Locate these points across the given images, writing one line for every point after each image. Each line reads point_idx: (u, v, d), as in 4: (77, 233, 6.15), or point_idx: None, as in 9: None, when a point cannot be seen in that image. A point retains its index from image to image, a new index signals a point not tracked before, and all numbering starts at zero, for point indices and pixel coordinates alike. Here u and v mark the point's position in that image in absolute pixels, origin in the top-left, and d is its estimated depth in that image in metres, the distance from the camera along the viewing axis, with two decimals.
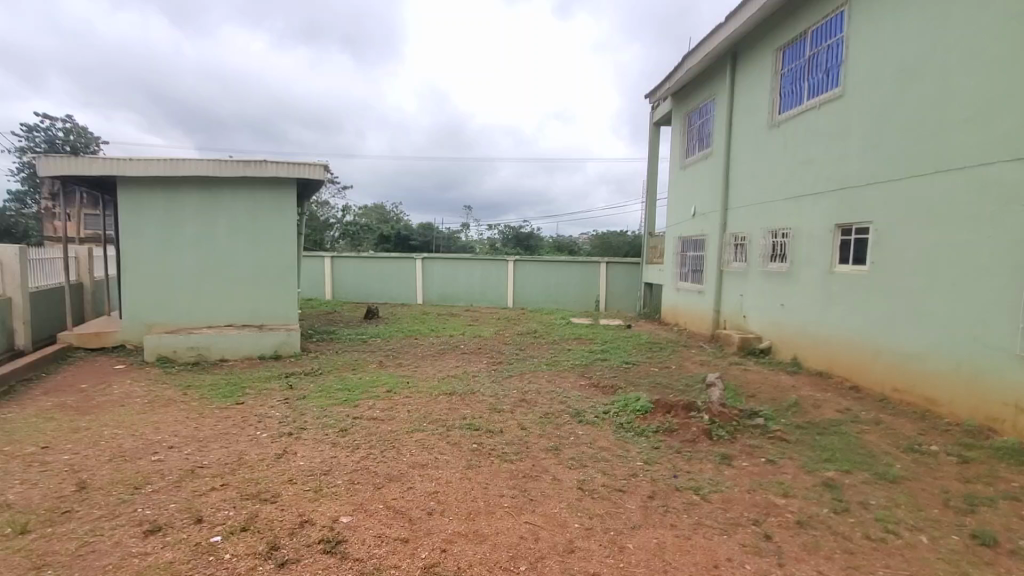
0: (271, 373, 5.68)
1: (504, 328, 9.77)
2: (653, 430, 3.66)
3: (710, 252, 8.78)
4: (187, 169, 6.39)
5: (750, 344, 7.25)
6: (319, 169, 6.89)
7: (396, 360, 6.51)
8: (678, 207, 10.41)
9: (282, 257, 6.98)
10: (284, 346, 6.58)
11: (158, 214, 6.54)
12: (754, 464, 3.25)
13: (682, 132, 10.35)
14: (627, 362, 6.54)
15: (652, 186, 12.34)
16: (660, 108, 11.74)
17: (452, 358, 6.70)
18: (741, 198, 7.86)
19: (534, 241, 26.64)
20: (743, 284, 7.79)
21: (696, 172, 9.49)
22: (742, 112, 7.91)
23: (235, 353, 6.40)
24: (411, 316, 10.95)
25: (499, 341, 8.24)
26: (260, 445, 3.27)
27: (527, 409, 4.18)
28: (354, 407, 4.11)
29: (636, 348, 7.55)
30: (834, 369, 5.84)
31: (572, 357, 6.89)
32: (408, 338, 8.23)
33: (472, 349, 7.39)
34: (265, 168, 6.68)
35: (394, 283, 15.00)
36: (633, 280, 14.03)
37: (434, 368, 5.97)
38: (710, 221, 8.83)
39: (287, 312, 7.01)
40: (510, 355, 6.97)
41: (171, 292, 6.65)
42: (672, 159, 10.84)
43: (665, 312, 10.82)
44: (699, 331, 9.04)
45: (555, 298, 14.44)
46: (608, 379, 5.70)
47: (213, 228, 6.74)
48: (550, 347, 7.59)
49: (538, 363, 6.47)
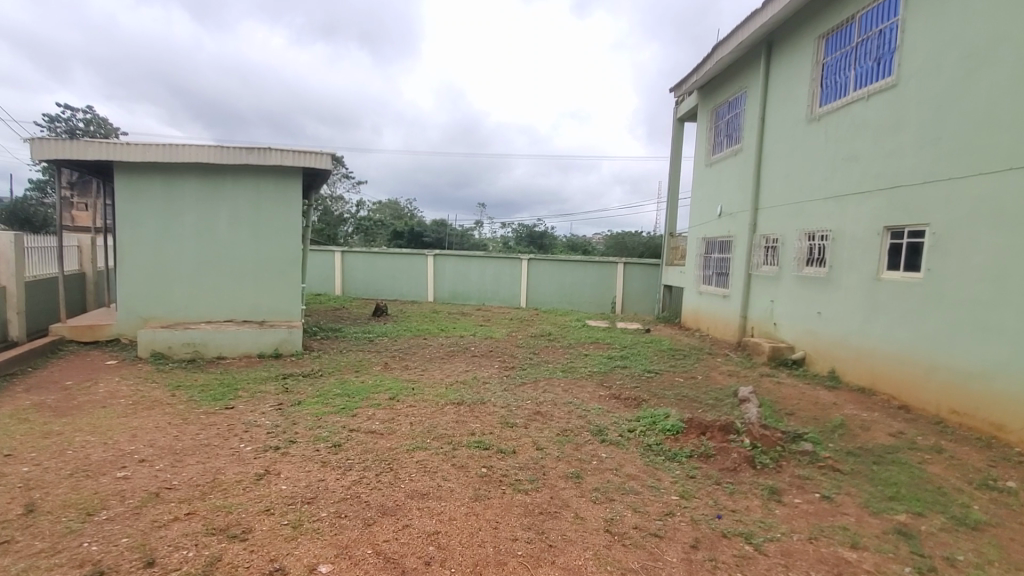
0: (269, 373, 5.32)
1: (517, 329, 9.35)
2: (687, 455, 3.22)
3: (737, 254, 8.29)
4: (188, 156, 6.05)
5: (781, 354, 6.77)
6: (325, 158, 6.53)
7: (402, 362, 6.13)
8: (702, 206, 9.90)
9: (286, 250, 6.65)
10: (285, 344, 6.21)
11: (157, 202, 6.21)
12: (808, 502, 2.80)
13: (708, 127, 9.84)
14: (650, 371, 6.08)
15: (674, 185, 11.83)
16: (684, 102, 11.22)
17: (462, 361, 6.30)
18: (774, 197, 7.36)
19: (548, 240, 26.21)
20: (774, 289, 7.28)
21: (723, 169, 8.99)
22: (777, 105, 7.40)
23: (234, 350, 6.04)
24: (420, 314, 10.58)
25: (511, 343, 7.82)
26: (241, 462, 2.89)
27: (543, 424, 3.76)
28: (352, 417, 3.72)
29: (657, 355, 7.08)
30: (878, 386, 5.35)
31: (589, 363, 6.46)
32: (416, 338, 7.85)
33: (483, 351, 6.99)
34: (269, 156, 6.32)
35: (404, 280, 14.66)
36: (651, 282, 13.53)
37: (442, 372, 5.58)
38: (738, 222, 8.33)
39: (290, 309, 6.70)
40: (523, 360, 6.55)
41: (170, 285, 6.32)
42: (697, 156, 10.33)
43: (686, 316, 10.33)
44: (724, 337, 8.56)
45: (570, 299, 13.98)
46: (629, 390, 5.26)
47: (214, 219, 6.42)
48: (566, 352, 7.14)
49: (554, 369, 6.05)
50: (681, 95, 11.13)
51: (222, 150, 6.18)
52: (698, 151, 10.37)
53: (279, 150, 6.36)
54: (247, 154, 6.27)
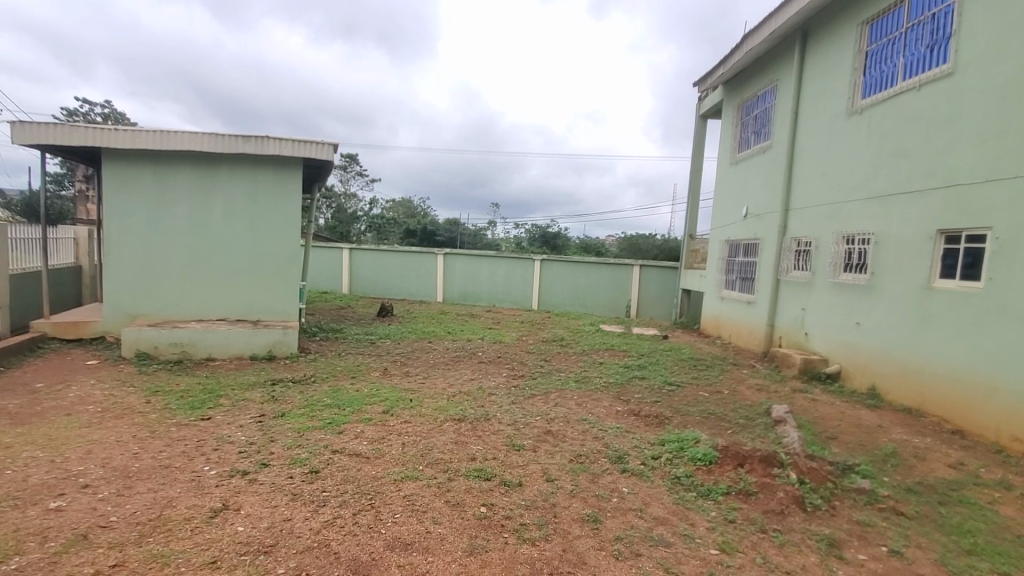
0: (257, 378, 4.91)
1: (527, 333, 8.89)
2: (723, 492, 2.74)
3: (765, 257, 7.76)
4: (179, 143, 5.67)
5: (813, 368, 6.23)
6: (327, 149, 6.14)
7: (404, 369, 5.69)
8: (726, 207, 9.36)
9: (283, 245, 6.26)
10: (279, 346, 5.82)
11: (147, 193, 5.85)
12: (875, 560, 2.29)
13: (734, 123, 9.30)
14: (671, 383, 5.58)
15: (696, 184, 11.29)
16: (708, 98, 10.68)
17: (468, 368, 5.85)
18: (808, 197, 6.83)
19: (562, 241, 25.70)
20: (806, 296, 6.74)
21: (750, 167, 8.45)
22: (813, 98, 6.87)
23: (224, 352, 5.66)
24: (428, 315, 10.16)
25: (521, 349, 7.36)
26: (199, 491, 2.47)
27: (555, 447, 3.29)
28: (338, 434, 3.29)
29: (678, 365, 6.58)
30: (927, 407, 4.80)
31: (604, 372, 5.97)
32: (421, 341, 7.40)
33: (491, 357, 6.54)
34: (267, 145, 5.93)
35: (413, 279, 14.28)
36: (669, 286, 12.98)
37: (445, 381, 5.13)
38: (766, 224, 7.80)
39: (287, 308, 6.32)
40: (533, 368, 6.08)
41: (159, 281, 5.96)
42: (722, 154, 9.80)
43: (707, 323, 9.79)
44: (748, 346, 8.02)
45: (583, 302, 13.48)
46: (650, 405, 4.77)
47: (208, 211, 6.04)
48: (580, 360, 6.67)
49: (566, 379, 5.57)
50: (705, 90, 10.59)
51: (215, 137, 5.79)
52: (722, 149, 9.84)
53: (278, 139, 5.97)
54: (243, 143, 5.89)
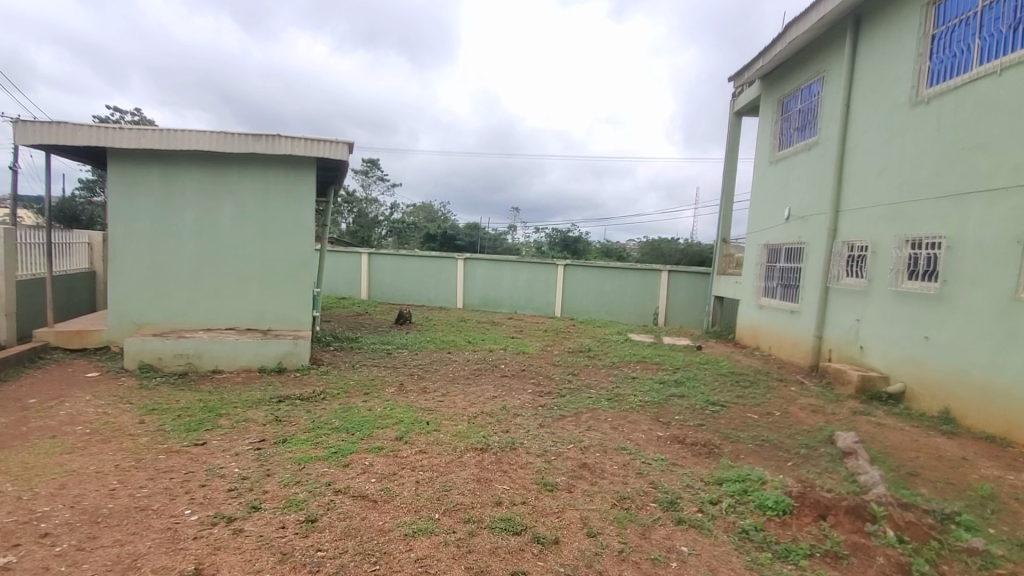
0: (262, 395, 4.52)
1: (552, 342, 8.40)
2: (805, 553, 2.22)
3: (812, 263, 7.18)
4: (188, 143, 5.37)
5: (872, 386, 5.62)
6: (342, 148, 5.79)
7: (421, 383, 5.25)
8: (766, 209, 8.77)
9: (296, 250, 5.92)
10: (290, 357, 5.46)
11: (155, 195, 5.56)
12: None
13: (773, 120, 8.72)
14: (714, 402, 5.05)
15: (729, 186, 10.70)
16: (743, 94, 10.11)
17: (490, 383, 5.39)
18: (863, 198, 6.25)
19: (583, 245, 25.18)
20: (861, 306, 6.14)
21: (793, 166, 7.87)
22: (868, 90, 6.30)
23: (231, 364, 5.31)
24: (448, 323, 9.74)
25: (546, 360, 6.88)
26: (172, 547, 2.06)
27: (593, 487, 2.81)
28: (343, 467, 2.86)
29: (718, 381, 6.03)
30: (1014, 436, 4.18)
31: (639, 389, 5.46)
32: (440, 352, 6.96)
33: (515, 371, 6.07)
34: (279, 145, 5.60)
35: (433, 285, 13.92)
36: (699, 292, 12.36)
37: (465, 399, 4.68)
38: (812, 227, 7.22)
39: (299, 317, 5.97)
40: (561, 383, 5.59)
41: (166, 288, 5.65)
42: (759, 153, 9.22)
43: (744, 333, 9.18)
44: (793, 359, 7.44)
45: (608, 309, 12.94)
46: (694, 430, 4.25)
47: (218, 214, 5.73)
48: (610, 373, 6.17)
49: (598, 396, 5.07)
50: (741, 86, 10.02)
51: (225, 136, 5.48)
52: (760, 147, 9.26)
53: (290, 138, 5.63)
54: (254, 142, 5.56)
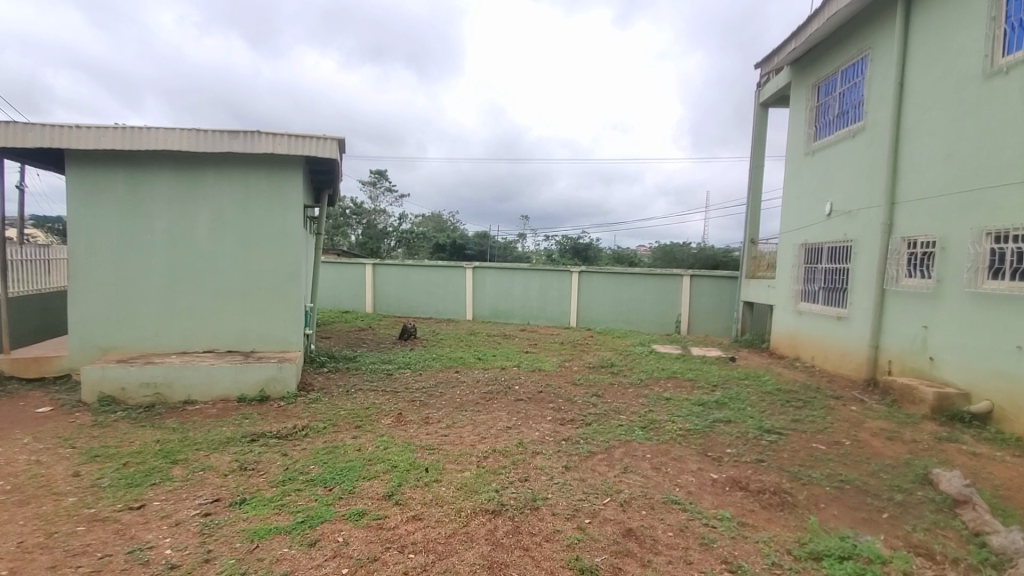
0: (232, 432, 3.82)
1: (570, 357, 7.64)
2: None
3: (863, 263, 6.39)
4: (154, 141, 4.73)
5: (951, 404, 4.79)
6: (331, 145, 5.13)
7: (422, 411, 4.52)
8: (802, 205, 7.97)
9: (283, 261, 5.28)
10: (273, 384, 4.77)
11: (121, 201, 4.93)
12: None
13: (808, 107, 7.95)
14: (769, 430, 4.26)
15: (756, 182, 9.92)
16: (770, 82, 9.36)
17: (503, 410, 4.64)
18: (926, 187, 5.47)
19: (594, 252, 24.52)
20: (928, 311, 5.33)
21: (836, 156, 7.08)
22: (929, 63, 5.52)
23: (206, 394, 4.63)
24: (455, 337, 9.02)
25: (566, 379, 6.13)
26: None
27: (647, 572, 2.06)
28: (309, 548, 2.13)
29: (766, 400, 5.23)
30: None
31: (676, 413, 4.69)
32: (446, 372, 6.23)
33: (531, 393, 5.33)
34: (259, 141, 4.94)
35: (441, 296, 13.25)
36: (725, 298, 11.53)
37: (474, 432, 3.93)
38: (862, 223, 6.44)
39: (287, 336, 5.33)
40: (585, 407, 4.84)
41: (136, 306, 5.01)
42: (792, 144, 8.44)
43: (781, 342, 8.35)
44: (843, 371, 6.66)
45: (627, 317, 12.16)
46: (754, 469, 3.47)
47: (193, 222, 5.08)
48: (640, 394, 5.39)
49: (630, 425, 4.31)
50: (767, 74, 9.27)
51: (197, 133, 4.83)
52: (792, 138, 8.48)
53: (273, 133, 4.98)
54: (231, 139, 4.91)
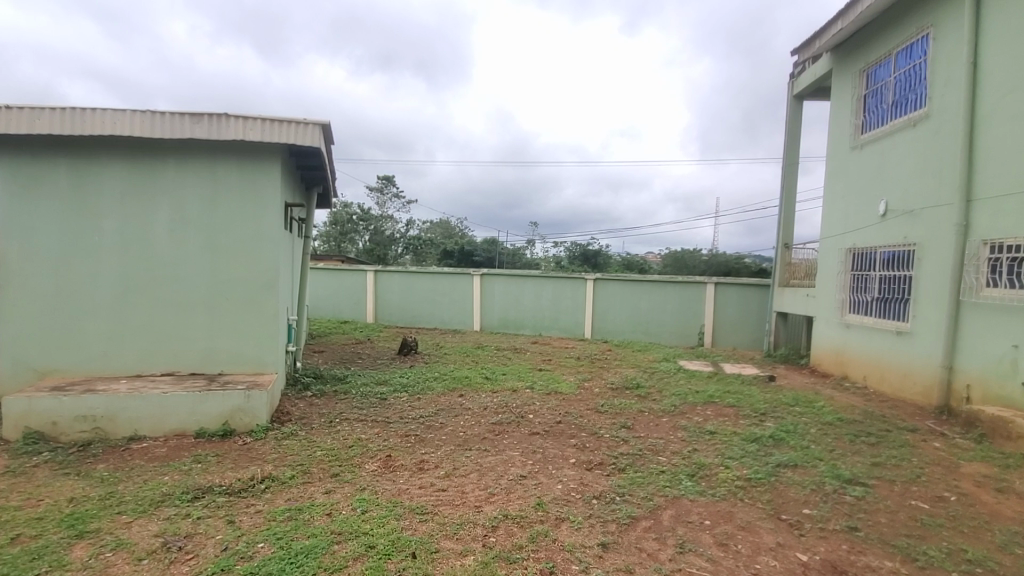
0: (174, 487, 3.03)
1: (589, 376, 6.78)
2: None
3: (930, 270, 5.52)
4: (100, 127, 4.00)
5: None
6: (312, 132, 4.35)
7: (417, 451, 3.70)
8: (849, 204, 7.09)
9: (257, 267, 4.51)
10: (238, 416, 4.00)
11: (65, 199, 4.23)
12: None
13: (853, 95, 7.09)
14: (850, 480, 3.39)
15: (790, 182, 9.07)
16: (807, 71, 8.51)
17: (515, 450, 3.80)
18: (1013, 181, 4.61)
19: (603, 259, 23.70)
20: (1019, 327, 4.46)
21: (892, 147, 6.21)
22: (1013, 35, 4.67)
23: (156, 428, 3.91)
24: (461, 351, 8.21)
25: (587, 403, 5.29)
26: None
27: None
28: None
29: (831, 436, 4.34)
30: None
31: (726, 453, 3.82)
32: (449, 395, 5.41)
33: (548, 423, 4.50)
34: (226, 126, 4.18)
35: (446, 305, 12.47)
36: (752, 307, 10.65)
37: (480, 485, 3.10)
38: (927, 223, 5.58)
39: (261, 355, 4.55)
40: (614, 446, 3.99)
41: (83, 323, 4.30)
42: (835, 136, 7.56)
43: (825, 358, 7.46)
44: (905, 394, 5.77)
45: (646, 328, 11.30)
46: (850, 545, 2.61)
47: (149, 222, 4.34)
48: (677, 426, 4.52)
49: (673, 471, 3.46)
50: (803, 62, 8.44)
51: (152, 117, 4.09)
52: (835, 130, 7.61)
53: (243, 117, 4.21)
54: (192, 124, 4.15)
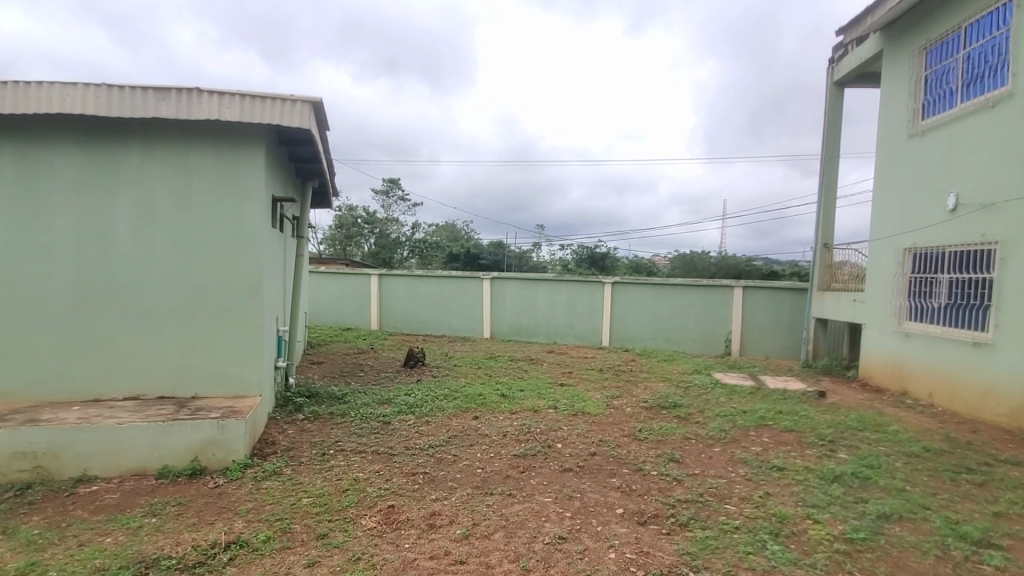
0: (112, 557, 2.34)
1: (617, 392, 6.05)
2: None
3: (1017, 272, 4.77)
4: (46, 103, 3.34)
5: None
6: (301, 110, 3.67)
7: (427, 498, 3.00)
8: (907, 198, 6.34)
9: (236, 271, 3.83)
10: (211, 451, 3.33)
11: (8, 190, 3.57)
12: None
13: (911, 76, 6.34)
14: (979, 542, 2.66)
15: (831, 177, 8.34)
16: (852, 54, 7.76)
17: (547, 495, 3.09)
18: None
19: (612, 262, 23.01)
20: None
21: (964, 133, 5.46)
22: None
23: (111, 468, 3.25)
24: (472, 362, 7.50)
25: (623, 428, 4.56)
26: None
27: None
28: None
29: (926, 475, 3.59)
30: None
31: (809, 501, 3.09)
32: (461, 418, 4.69)
33: (582, 456, 3.78)
34: (198, 103, 3.50)
35: (454, 310, 11.78)
36: (784, 313, 9.89)
37: (508, 552, 2.40)
38: (1013, 219, 4.83)
39: (242, 376, 3.87)
40: (667, 487, 3.26)
41: (30, 338, 3.64)
42: (888, 123, 6.81)
43: (878, 371, 6.69)
44: (985, 416, 5.01)
45: (668, 335, 10.56)
46: None
47: (109, 219, 3.67)
48: (736, 460, 3.78)
49: (752, 528, 2.74)
50: (847, 43, 7.70)
51: (110, 92, 3.42)
52: (887, 117, 6.86)
53: (219, 93, 3.54)
54: (158, 101, 3.48)
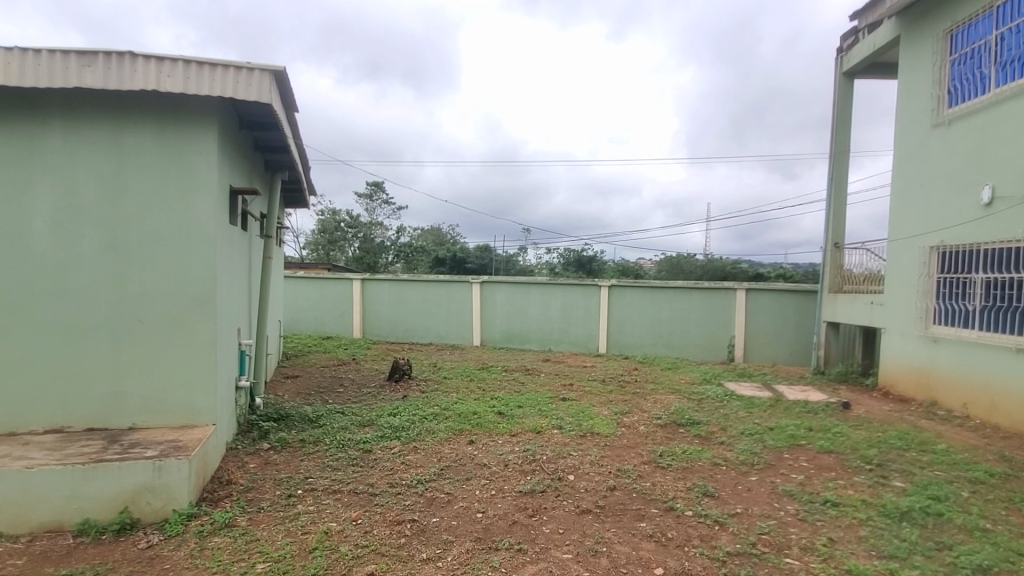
0: None
1: (625, 406, 5.47)
2: None
3: None
4: None
5: None
6: (260, 81, 3.04)
7: (417, 559, 2.38)
8: (933, 192, 5.88)
9: (183, 276, 3.18)
10: (146, 499, 2.68)
11: None
12: None
13: (935, 61, 5.90)
14: None
15: (841, 173, 7.90)
16: (863, 41, 7.34)
17: (566, 550, 2.49)
18: None
19: (600, 265, 22.55)
20: None
21: (1000, 120, 5.01)
22: None
23: (18, 524, 2.57)
24: (463, 374, 6.88)
25: (641, 452, 3.98)
26: None
27: None
28: None
29: (1003, 508, 3.07)
30: None
31: (884, 550, 2.53)
32: (454, 444, 4.07)
33: (601, 492, 3.19)
34: (130, 70, 2.86)
35: (442, 317, 11.15)
36: (789, 316, 9.43)
37: None
38: None
39: (191, 402, 3.21)
40: (710, 534, 2.68)
41: None
42: (908, 113, 6.36)
43: (902, 379, 6.20)
44: None
45: (668, 340, 10.05)
46: None
47: (25, 214, 3.01)
48: (779, 493, 3.22)
49: None
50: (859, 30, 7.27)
51: (20, 55, 2.77)
52: (906, 106, 6.42)
53: (158, 58, 2.90)
54: (81, 67, 2.83)
